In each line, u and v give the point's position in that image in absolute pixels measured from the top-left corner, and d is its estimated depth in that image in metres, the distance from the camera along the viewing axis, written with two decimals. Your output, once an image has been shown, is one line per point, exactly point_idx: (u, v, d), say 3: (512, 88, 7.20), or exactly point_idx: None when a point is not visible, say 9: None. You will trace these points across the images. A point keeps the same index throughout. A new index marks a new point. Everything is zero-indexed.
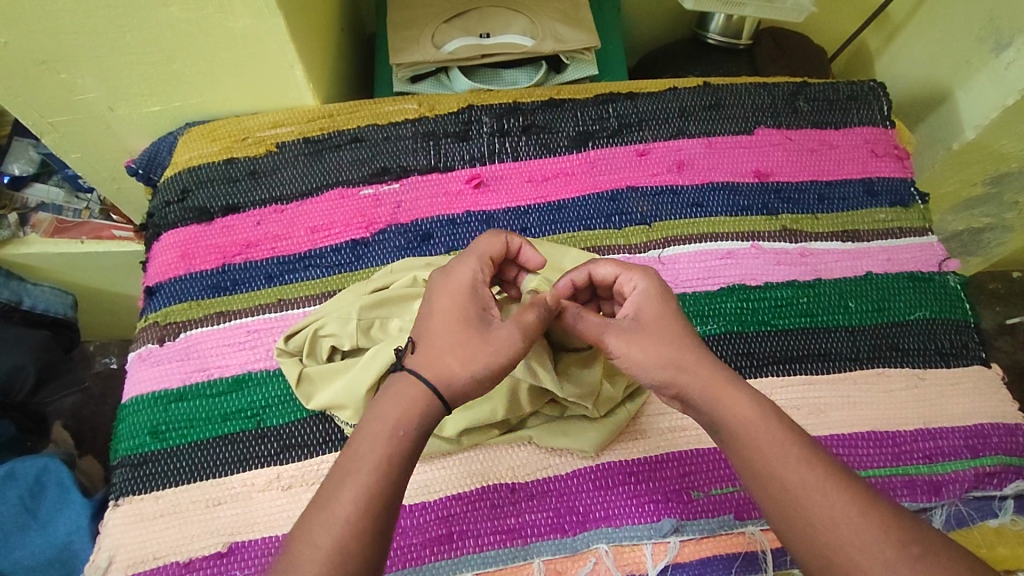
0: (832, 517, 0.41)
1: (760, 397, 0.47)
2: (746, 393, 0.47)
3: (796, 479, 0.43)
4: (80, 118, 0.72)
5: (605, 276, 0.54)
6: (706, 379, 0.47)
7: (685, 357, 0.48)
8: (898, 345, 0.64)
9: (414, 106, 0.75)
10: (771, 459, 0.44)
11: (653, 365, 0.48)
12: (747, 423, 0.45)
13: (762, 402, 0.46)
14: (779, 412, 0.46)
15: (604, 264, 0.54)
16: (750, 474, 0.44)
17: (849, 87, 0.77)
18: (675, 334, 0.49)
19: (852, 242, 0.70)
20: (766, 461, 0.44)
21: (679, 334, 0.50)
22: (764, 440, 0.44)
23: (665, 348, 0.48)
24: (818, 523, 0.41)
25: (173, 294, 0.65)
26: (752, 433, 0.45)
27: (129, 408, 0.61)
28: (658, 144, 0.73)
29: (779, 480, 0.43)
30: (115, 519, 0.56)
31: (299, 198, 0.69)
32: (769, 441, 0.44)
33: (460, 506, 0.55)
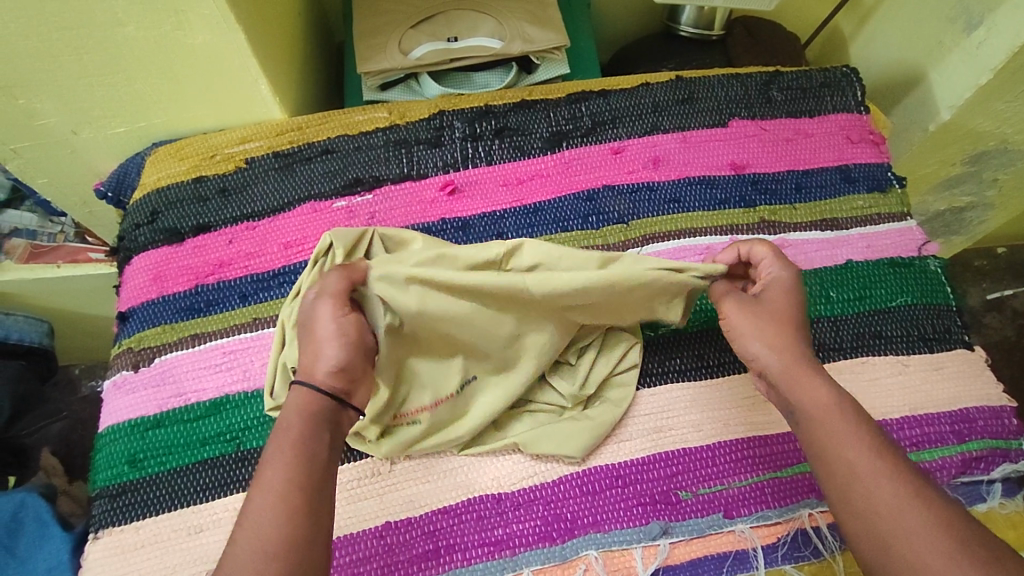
0: (895, 509, 0.43)
1: (841, 391, 0.50)
2: (827, 385, 0.50)
3: (866, 467, 0.45)
4: (43, 142, 0.71)
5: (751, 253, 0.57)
6: (788, 363, 0.52)
7: (781, 340, 0.53)
8: (882, 333, 0.64)
9: (384, 114, 0.73)
10: (843, 446, 0.47)
11: (754, 338, 0.53)
12: (822, 409, 0.49)
13: (841, 394, 0.49)
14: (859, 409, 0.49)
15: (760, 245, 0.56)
16: (822, 457, 0.47)
17: (822, 74, 0.77)
18: (786, 321, 0.53)
19: (831, 230, 0.69)
20: (839, 446, 0.47)
21: (792, 318, 0.54)
22: (839, 427, 0.47)
23: (768, 328, 0.53)
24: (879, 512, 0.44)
25: (146, 319, 0.64)
26: (829, 419, 0.48)
27: (105, 438, 0.60)
28: (632, 142, 0.72)
29: (848, 465, 0.46)
30: (95, 552, 0.55)
31: (271, 214, 0.68)
32: (843, 429, 0.47)
33: (446, 520, 0.55)
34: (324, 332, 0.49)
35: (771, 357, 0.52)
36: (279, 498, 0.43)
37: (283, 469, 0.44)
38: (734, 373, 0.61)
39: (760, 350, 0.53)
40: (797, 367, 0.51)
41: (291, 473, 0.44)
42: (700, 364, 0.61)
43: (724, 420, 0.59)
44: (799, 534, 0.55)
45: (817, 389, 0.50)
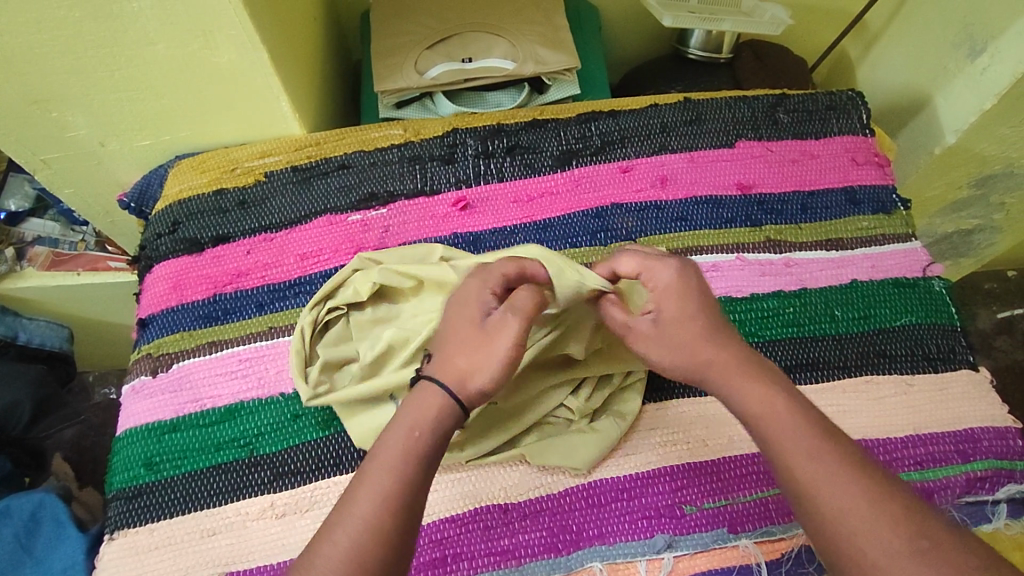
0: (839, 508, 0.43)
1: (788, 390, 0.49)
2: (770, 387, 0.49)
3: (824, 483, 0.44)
4: (72, 154, 0.74)
5: (629, 270, 0.55)
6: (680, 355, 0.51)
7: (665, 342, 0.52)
8: (885, 352, 0.64)
9: (399, 131, 0.76)
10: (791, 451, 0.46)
11: (662, 350, 0.52)
12: (762, 416, 0.48)
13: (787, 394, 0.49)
14: (799, 403, 0.48)
15: (626, 261, 0.55)
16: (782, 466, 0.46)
17: (828, 98, 0.78)
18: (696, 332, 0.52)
19: (836, 250, 0.70)
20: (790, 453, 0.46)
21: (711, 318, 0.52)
22: (780, 429, 0.47)
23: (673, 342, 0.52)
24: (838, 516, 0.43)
25: (165, 326, 0.66)
26: (769, 421, 0.47)
27: (123, 441, 0.61)
28: (641, 161, 0.74)
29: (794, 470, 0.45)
30: (110, 552, 0.56)
31: (288, 226, 0.70)
32: (785, 432, 0.46)
33: (454, 529, 0.55)
34: (500, 346, 0.49)
35: (667, 355, 0.52)
36: (380, 513, 0.43)
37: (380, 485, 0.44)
38: None
39: (662, 357, 0.52)
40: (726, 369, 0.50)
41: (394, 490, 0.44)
42: None
43: (729, 435, 0.60)
44: (804, 551, 0.56)
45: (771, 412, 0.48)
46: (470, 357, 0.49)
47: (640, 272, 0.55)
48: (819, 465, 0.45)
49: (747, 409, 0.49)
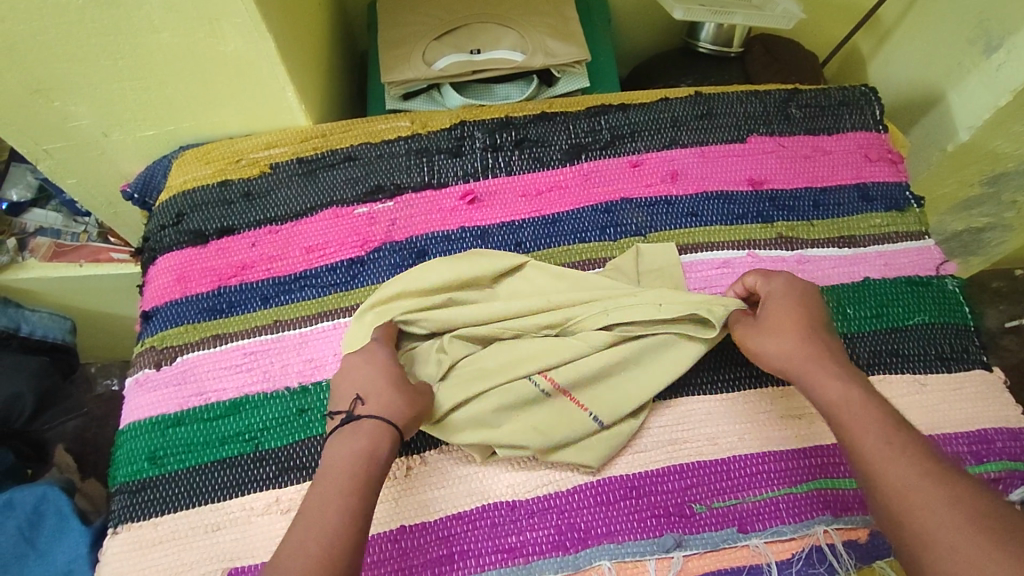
0: (902, 484, 0.44)
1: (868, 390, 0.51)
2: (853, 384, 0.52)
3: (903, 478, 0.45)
4: (74, 144, 0.73)
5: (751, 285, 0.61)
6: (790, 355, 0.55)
7: (786, 343, 0.55)
8: (898, 351, 0.64)
9: (406, 123, 0.75)
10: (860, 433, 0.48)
11: (772, 351, 0.55)
12: (838, 406, 0.51)
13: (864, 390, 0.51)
14: (874, 399, 0.51)
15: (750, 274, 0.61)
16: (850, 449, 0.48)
17: (841, 93, 0.77)
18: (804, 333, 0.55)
19: (848, 247, 0.69)
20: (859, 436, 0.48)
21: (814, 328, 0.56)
22: (855, 417, 0.49)
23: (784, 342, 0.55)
24: (900, 490, 0.44)
25: (169, 319, 0.65)
26: (842, 410, 0.50)
27: (126, 434, 0.61)
28: (651, 155, 0.73)
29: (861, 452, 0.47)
30: (113, 547, 0.56)
31: (294, 219, 0.69)
32: (860, 418, 0.49)
33: (460, 526, 0.55)
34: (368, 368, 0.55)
35: (776, 356, 0.55)
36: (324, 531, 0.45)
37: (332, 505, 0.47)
38: (749, 389, 0.61)
39: (773, 350, 0.55)
40: (808, 366, 0.53)
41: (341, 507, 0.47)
42: (715, 377, 0.61)
43: (739, 433, 0.59)
44: (815, 551, 0.55)
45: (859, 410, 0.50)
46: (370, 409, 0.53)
47: (757, 283, 0.61)
48: (896, 461, 0.46)
49: (832, 408, 0.51)
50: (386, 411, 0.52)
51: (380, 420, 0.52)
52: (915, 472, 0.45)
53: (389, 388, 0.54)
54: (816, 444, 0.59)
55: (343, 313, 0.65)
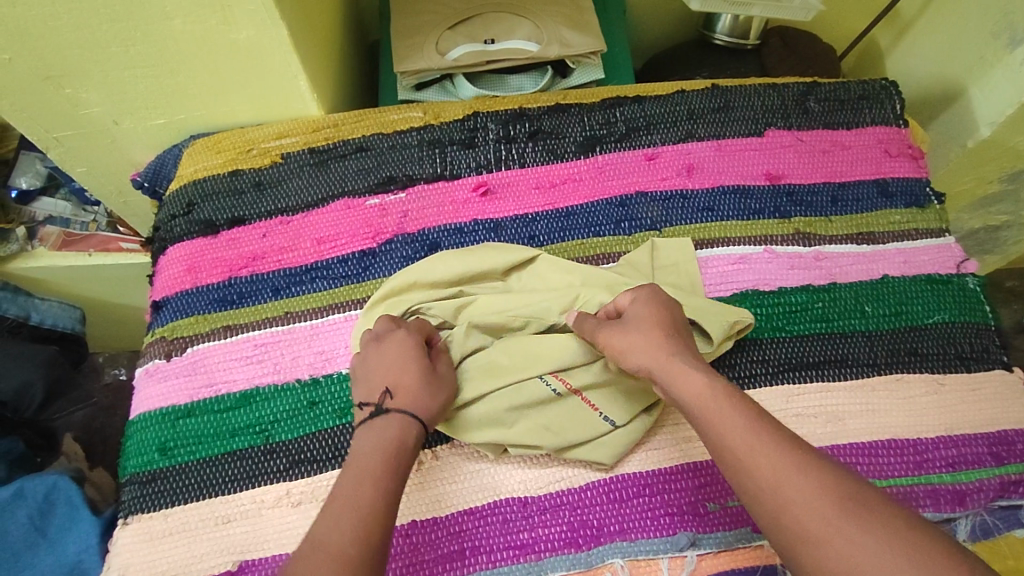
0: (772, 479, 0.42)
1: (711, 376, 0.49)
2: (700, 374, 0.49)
3: (771, 475, 0.43)
4: (85, 132, 0.72)
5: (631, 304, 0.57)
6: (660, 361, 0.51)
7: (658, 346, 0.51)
8: (917, 350, 0.63)
9: (419, 114, 0.74)
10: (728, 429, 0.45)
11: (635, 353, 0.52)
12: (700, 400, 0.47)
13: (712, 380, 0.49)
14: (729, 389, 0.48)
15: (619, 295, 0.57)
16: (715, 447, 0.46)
17: (861, 87, 0.76)
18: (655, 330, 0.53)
19: (867, 244, 0.68)
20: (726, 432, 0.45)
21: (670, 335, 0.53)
22: (717, 411, 0.47)
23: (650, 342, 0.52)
24: (770, 485, 0.42)
25: (179, 309, 0.64)
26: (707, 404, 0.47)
27: (136, 425, 0.60)
28: (666, 149, 0.72)
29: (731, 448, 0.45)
30: (124, 538, 0.56)
31: (305, 210, 0.69)
32: (722, 413, 0.46)
33: (472, 521, 0.54)
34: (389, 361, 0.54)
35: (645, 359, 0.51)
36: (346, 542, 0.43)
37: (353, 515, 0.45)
38: (765, 387, 0.60)
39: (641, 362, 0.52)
40: (673, 364, 0.50)
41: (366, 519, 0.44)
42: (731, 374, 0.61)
43: None
44: None
45: (715, 408, 0.47)
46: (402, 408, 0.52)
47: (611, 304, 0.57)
48: (758, 458, 0.44)
49: (691, 403, 0.48)
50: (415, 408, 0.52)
51: (409, 414, 0.52)
52: (785, 461, 0.43)
53: (414, 384, 0.53)
54: (834, 444, 0.58)
55: (355, 305, 0.64)
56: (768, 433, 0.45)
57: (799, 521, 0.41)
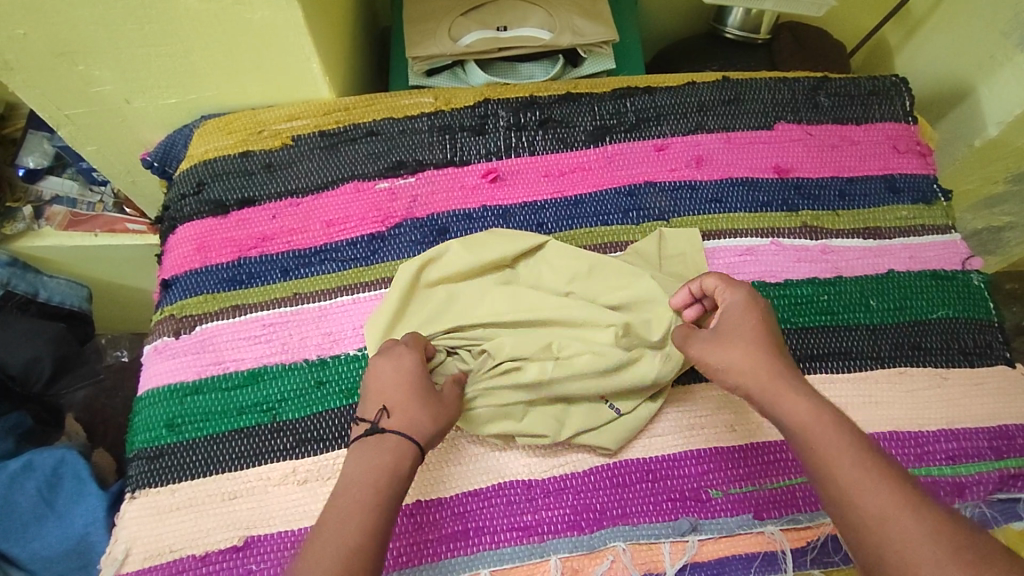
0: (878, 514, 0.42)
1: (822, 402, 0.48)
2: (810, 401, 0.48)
3: (881, 511, 0.43)
4: (96, 110, 0.72)
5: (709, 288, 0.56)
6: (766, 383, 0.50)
7: (759, 365, 0.50)
8: (921, 344, 0.63)
9: (430, 99, 0.74)
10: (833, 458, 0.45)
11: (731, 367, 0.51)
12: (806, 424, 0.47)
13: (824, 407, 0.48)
14: (839, 416, 0.48)
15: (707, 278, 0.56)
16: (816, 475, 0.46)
17: (871, 83, 0.76)
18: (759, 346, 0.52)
19: (873, 238, 0.68)
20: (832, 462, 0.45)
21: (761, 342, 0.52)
22: (823, 441, 0.46)
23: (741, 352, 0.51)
24: (878, 521, 0.42)
25: (189, 288, 0.65)
26: (812, 431, 0.47)
27: (144, 401, 0.61)
28: (676, 139, 0.72)
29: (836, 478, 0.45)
30: (130, 512, 0.56)
31: (315, 192, 0.69)
32: (827, 443, 0.46)
33: (477, 502, 0.55)
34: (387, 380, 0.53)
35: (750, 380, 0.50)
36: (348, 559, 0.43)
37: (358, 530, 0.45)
38: None
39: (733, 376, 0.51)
40: (778, 388, 0.49)
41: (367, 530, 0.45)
42: None
43: (758, 420, 0.58)
44: (829, 540, 0.55)
45: (795, 400, 0.48)
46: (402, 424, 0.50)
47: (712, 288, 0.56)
48: (871, 494, 0.43)
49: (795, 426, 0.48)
50: (411, 426, 0.50)
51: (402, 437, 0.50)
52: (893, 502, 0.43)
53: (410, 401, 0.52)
54: None
55: (362, 288, 0.65)
56: (879, 469, 0.44)
57: (874, 509, 0.43)
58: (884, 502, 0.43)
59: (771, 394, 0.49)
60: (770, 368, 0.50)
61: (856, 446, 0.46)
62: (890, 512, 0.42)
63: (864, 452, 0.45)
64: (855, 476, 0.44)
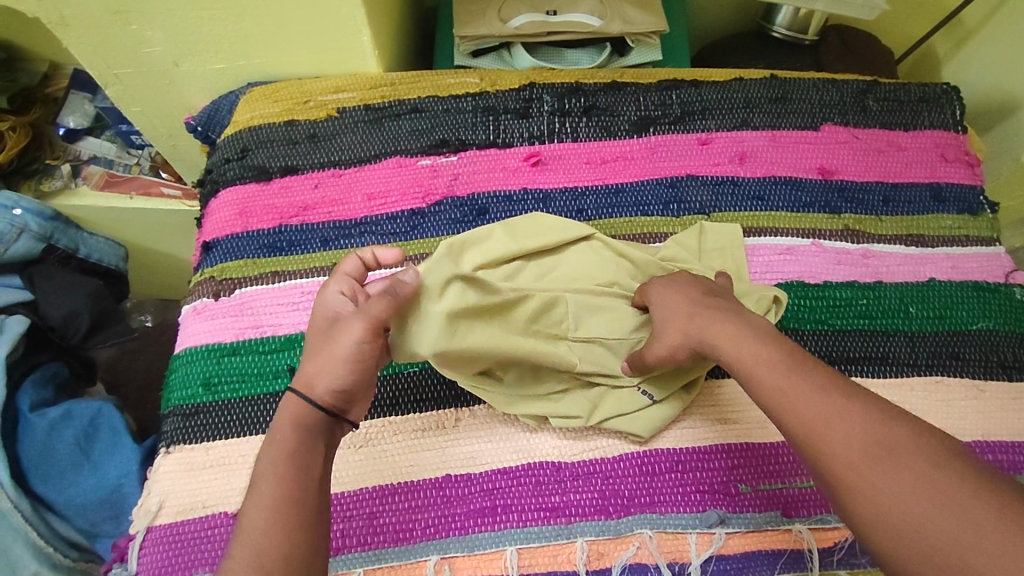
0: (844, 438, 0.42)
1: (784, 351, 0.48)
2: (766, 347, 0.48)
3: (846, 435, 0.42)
4: (144, 71, 0.73)
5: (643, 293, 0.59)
6: (723, 336, 0.50)
7: (707, 326, 0.52)
8: (959, 355, 0.62)
9: (476, 80, 0.74)
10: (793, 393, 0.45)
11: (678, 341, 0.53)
12: (759, 365, 0.48)
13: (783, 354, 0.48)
14: (797, 359, 0.47)
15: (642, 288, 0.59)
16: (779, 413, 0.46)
17: (921, 89, 0.75)
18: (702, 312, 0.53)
19: (916, 246, 0.68)
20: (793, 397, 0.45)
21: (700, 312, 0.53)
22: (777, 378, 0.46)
23: (688, 326, 0.53)
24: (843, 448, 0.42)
25: (229, 251, 0.65)
26: (765, 372, 0.47)
27: (181, 359, 0.61)
28: (720, 134, 0.72)
29: (800, 410, 0.44)
30: (165, 466, 0.57)
31: (357, 164, 0.69)
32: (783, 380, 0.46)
33: (506, 480, 0.55)
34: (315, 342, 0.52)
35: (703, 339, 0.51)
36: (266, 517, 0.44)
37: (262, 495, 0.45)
38: None
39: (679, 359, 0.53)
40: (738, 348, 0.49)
41: (280, 491, 0.45)
42: None
43: None
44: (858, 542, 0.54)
45: (743, 352, 0.49)
46: (317, 358, 0.49)
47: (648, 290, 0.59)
48: (836, 423, 0.43)
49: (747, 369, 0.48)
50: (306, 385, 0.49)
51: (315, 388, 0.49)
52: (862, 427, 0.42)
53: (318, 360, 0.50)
54: None
55: (401, 263, 0.65)
56: (844, 401, 0.44)
57: (835, 433, 0.42)
58: (847, 424, 0.42)
59: (707, 338, 0.51)
60: (702, 323, 0.52)
61: (783, 364, 0.47)
62: (826, 415, 0.43)
63: (791, 369, 0.47)
64: (816, 404, 0.44)
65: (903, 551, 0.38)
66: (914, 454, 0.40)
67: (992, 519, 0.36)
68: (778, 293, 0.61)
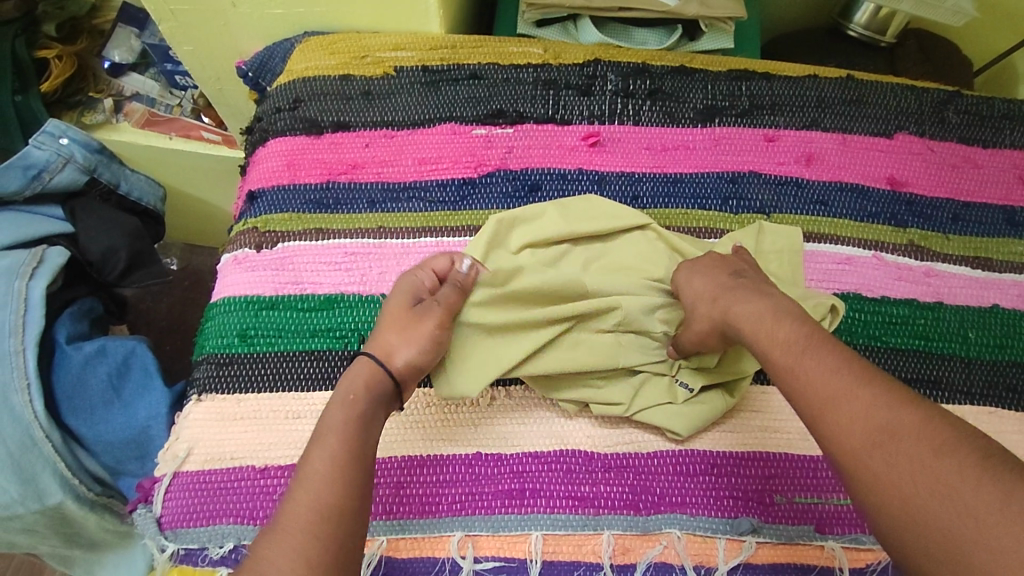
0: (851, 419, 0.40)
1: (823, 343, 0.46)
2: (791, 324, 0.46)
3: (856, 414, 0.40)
4: (199, 10, 0.71)
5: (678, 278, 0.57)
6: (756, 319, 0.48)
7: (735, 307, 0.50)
8: (1016, 387, 0.60)
9: (539, 51, 0.72)
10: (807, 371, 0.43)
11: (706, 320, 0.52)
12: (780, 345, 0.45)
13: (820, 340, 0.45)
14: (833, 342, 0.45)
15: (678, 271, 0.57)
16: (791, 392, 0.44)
17: (1005, 105, 0.72)
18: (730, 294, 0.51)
19: (982, 270, 0.65)
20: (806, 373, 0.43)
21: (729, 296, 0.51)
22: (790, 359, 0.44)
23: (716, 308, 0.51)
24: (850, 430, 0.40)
25: (274, 203, 0.64)
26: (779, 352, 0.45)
27: (218, 307, 0.61)
28: (789, 132, 0.69)
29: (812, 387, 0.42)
30: (195, 413, 0.57)
31: (411, 126, 0.67)
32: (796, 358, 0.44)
33: (536, 464, 0.54)
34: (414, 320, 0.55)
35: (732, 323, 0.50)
36: (335, 468, 0.45)
37: (327, 450, 0.46)
38: None
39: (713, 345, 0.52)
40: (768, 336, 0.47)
41: (350, 442, 0.47)
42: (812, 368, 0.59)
43: None
44: (891, 566, 0.53)
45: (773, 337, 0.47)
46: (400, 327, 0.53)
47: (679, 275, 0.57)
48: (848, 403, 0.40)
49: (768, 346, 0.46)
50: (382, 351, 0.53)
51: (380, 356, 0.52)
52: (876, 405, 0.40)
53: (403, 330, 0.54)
54: None
55: (448, 233, 0.63)
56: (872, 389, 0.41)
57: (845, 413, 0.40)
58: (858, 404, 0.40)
59: (739, 317, 0.49)
60: (726, 303, 0.51)
61: (808, 350, 0.45)
62: (841, 394, 0.41)
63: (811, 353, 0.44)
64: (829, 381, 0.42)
65: (901, 539, 0.36)
66: (920, 440, 0.38)
67: (993, 511, 0.33)
68: (837, 301, 0.58)
